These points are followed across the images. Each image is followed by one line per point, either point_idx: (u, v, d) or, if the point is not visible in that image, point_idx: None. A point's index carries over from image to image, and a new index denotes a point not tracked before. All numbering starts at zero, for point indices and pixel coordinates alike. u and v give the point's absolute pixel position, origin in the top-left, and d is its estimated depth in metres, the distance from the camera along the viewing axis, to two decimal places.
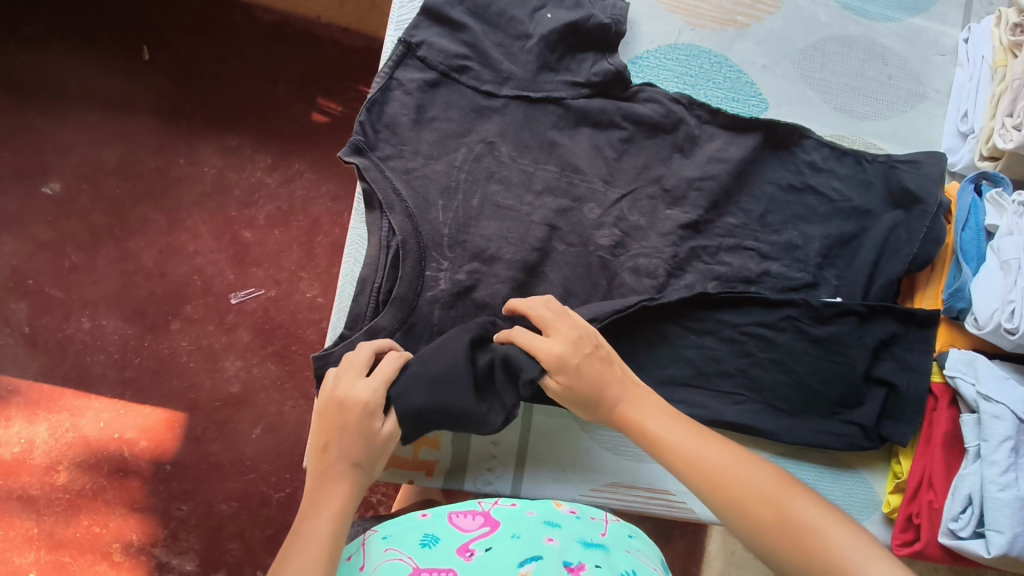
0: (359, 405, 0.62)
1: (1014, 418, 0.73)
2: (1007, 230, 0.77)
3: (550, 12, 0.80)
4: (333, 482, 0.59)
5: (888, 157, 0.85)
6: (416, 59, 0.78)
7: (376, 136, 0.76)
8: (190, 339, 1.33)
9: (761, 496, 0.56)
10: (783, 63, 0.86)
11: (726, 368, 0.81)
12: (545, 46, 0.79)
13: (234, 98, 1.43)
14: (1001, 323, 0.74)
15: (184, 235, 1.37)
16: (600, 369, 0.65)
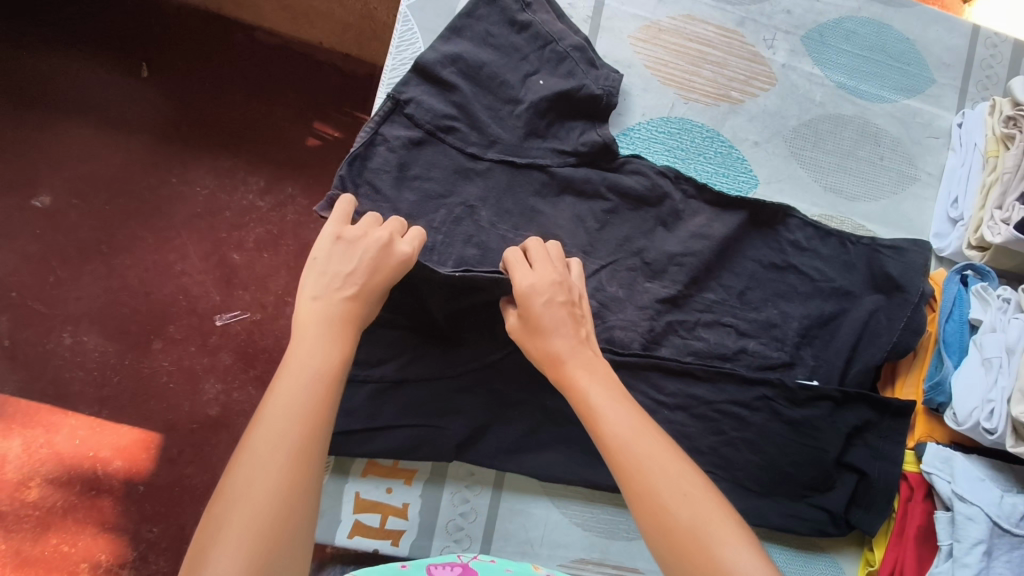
0: (383, 246, 0.63)
1: (987, 520, 0.72)
2: (990, 326, 0.77)
3: (541, 79, 0.80)
4: (308, 335, 0.57)
5: (873, 240, 0.85)
6: (403, 116, 0.77)
7: (355, 190, 0.75)
8: (171, 360, 1.31)
9: (681, 506, 0.53)
10: (775, 141, 0.86)
11: (698, 446, 0.81)
12: (534, 114, 0.78)
13: (231, 119, 1.42)
14: (980, 422, 0.74)
15: (172, 255, 1.36)
16: (565, 320, 0.65)
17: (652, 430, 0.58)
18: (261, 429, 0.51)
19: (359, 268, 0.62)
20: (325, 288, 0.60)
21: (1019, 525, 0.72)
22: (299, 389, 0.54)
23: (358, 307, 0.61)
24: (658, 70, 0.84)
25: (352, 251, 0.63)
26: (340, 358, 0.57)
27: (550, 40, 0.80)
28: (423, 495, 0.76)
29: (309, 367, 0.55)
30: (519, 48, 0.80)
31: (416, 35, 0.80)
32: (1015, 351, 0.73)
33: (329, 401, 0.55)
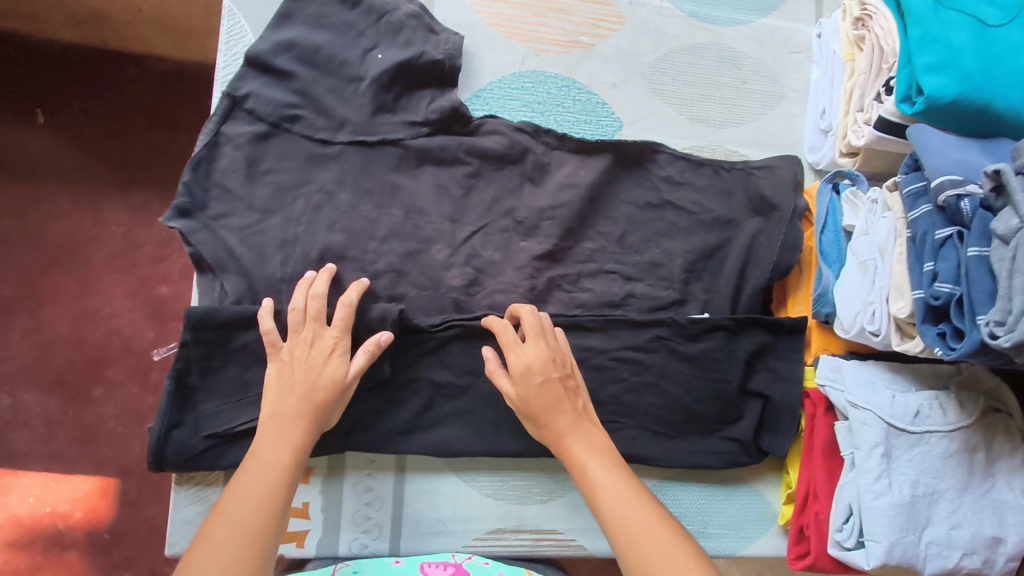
0: (309, 347, 0.68)
1: (883, 423, 0.71)
2: (862, 229, 0.76)
3: (380, 53, 0.78)
4: (267, 440, 0.64)
5: (746, 164, 0.85)
6: (244, 112, 0.75)
7: (205, 194, 0.74)
8: (116, 405, 1.25)
9: (657, 548, 0.60)
10: (633, 80, 0.85)
11: (598, 397, 0.80)
12: (378, 90, 0.77)
13: (137, 153, 1.32)
14: (864, 326, 0.74)
15: (98, 297, 1.29)
16: (562, 398, 0.69)
17: (633, 491, 0.64)
18: (235, 496, 0.59)
19: (296, 372, 0.67)
20: (278, 407, 0.65)
21: (915, 423, 0.72)
22: (260, 475, 0.61)
23: (306, 402, 0.66)
24: (503, 27, 0.82)
25: (293, 372, 0.67)
26: (290, 457, 0.63)
27: (384, 12, 0.78)
28: (322, 491, 0.74)
29: (264, 476, 0.61)
30: (355, 25, 0.78)
31: (244, 28, 0.78)
32: (886, 250, 0.73)
33: (286, 474, 0.62)
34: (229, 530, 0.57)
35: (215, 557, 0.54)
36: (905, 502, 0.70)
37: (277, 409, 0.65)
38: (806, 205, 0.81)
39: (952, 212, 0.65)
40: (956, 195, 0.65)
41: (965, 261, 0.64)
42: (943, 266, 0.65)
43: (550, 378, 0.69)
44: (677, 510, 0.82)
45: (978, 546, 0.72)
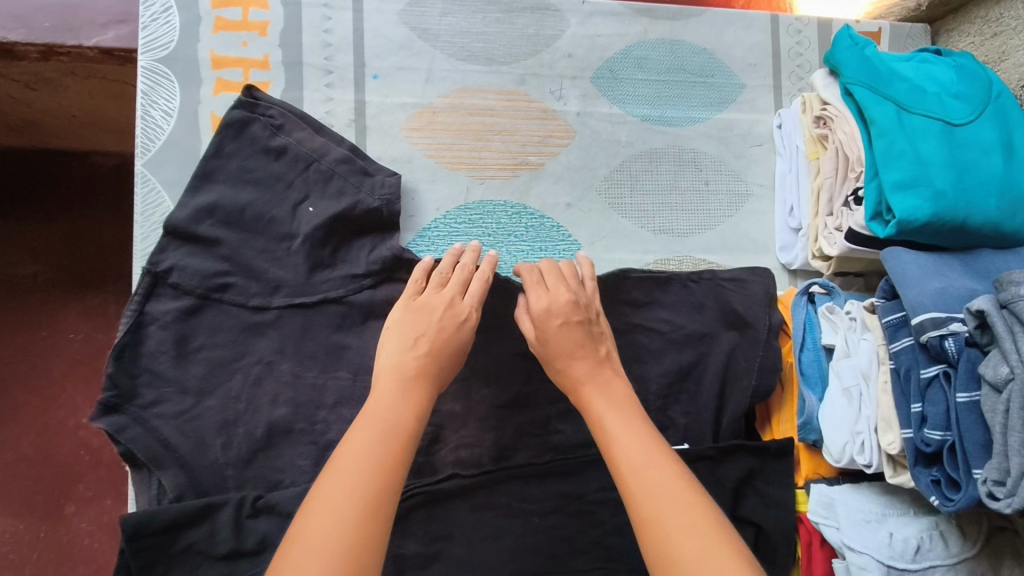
0: (447, 307, 0.65)
1: (882, 566, 0.66)
2: (843, 351, 0.71)
3: (311, 205, 0.72)
4: (387, 393, 0.58)
5: (714, 273, 0.79)
6: (169, 286, 0.70)
7: (133, 381, 0.67)
8: (91, 520, 1.10)
9: (666, 500, 0.52)
10: (588, 196, 0.79)
11: (580, 545, 0.73)
12: (312, 246, 0.72)
13: (89, 255, 1.17)
14: (855, 457, 0.69)
15: (66, 410, 1.14)
16: (584, 338, 0.65)
17: (650, 437, 0.58)
18: (349, 445, 0.53)
19: (426, 324, 0.63)
20: (394, 353, 0.61)
21: (915, 560, 0.67)
22: (371, 446, 0.53)
23: (428, 363, 0.61)
24: (442, 157, 0.76)
25: (423, 319, 0.64)
26: (412, 418, 0.57)
27: (311, 159, 0.73)
28: None
29: (382, 429, 0.55)
30: (282, 176, 0.73)
31: (161, 193, 0.72)
32: (870, 376, 0.68)
33: (405, 439, 0.55)
34: (346, 479, 0.51)
35: (331, 517, 0.48)
36: None
37: (398, 379, 0.59)
38: (780, 320, 0.77)
39: (936, 351, 0.60)
40: (939, 335, 0.60)
41: (954, 407, 0.59)
42: (932, 410, 0.61)
43: (602, 364, 0.65)
44: None
45: None
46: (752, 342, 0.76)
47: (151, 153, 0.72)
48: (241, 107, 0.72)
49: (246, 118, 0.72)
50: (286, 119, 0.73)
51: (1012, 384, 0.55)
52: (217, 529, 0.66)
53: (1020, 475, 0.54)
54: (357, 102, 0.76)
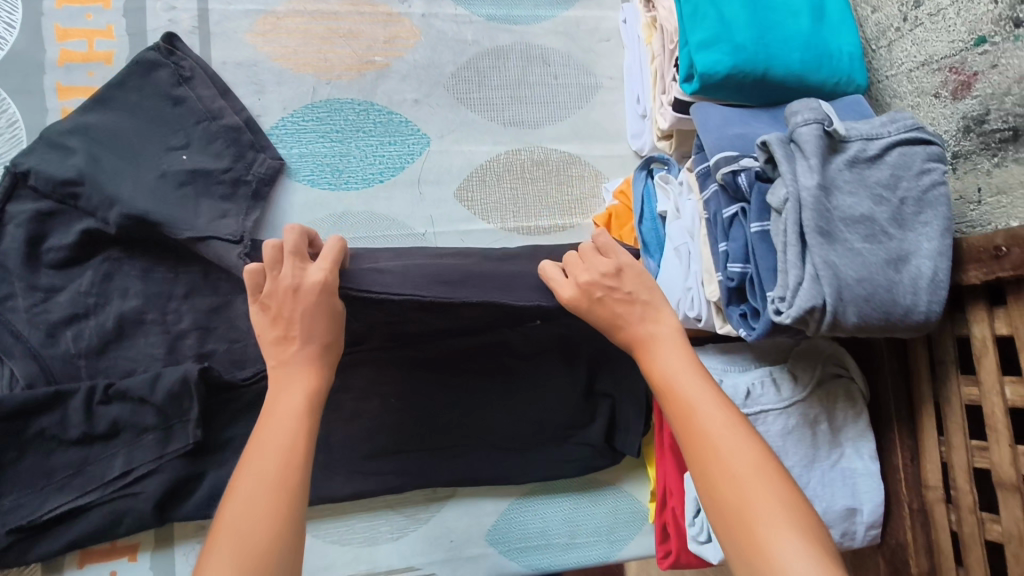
0: (297, 290, 0.57)
1: None
2: (674, 213, 0.74)
3: (185, 155, 0.73)
4: (284, 389, 0.54)
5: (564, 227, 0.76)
6: (30, 188, 0.71)
7: None
8: None
9: (721, 448, 0.50)
10: (436, 93, 0.82)
11: (437, 423, 0.77)
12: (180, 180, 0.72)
13: None
14: (687, 313, 0.71)
15: None
16: (614, 312, 0.60)
17: (709, 390, 0.53)
18: (254, 447, 0.50)
19: (287, 317, 0.56)
20: (278, 364, 0.55)
21: (747, 403, 0.70)
22: (266, 459, 0.49)
23: (308, 349, 0.56)
24: (287, 60, 0.79)
25: (284, 316, 0.56)
26: (303, 411, 0.53)
27: (206, 117, 0.74)
28: (153, 565, 0.73)
29: (282, 415, 0.52)
30: (169, 121, 0.74)
31: (6, 101, 0.73)
32: (695, 233, 0.71)
33: (307, 416, 0.53)
34: (253, 478, 0.48)
35: (250, 517, 0.45)
36: None
37: (295, 394, 0.54)
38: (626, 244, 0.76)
39: (732, 189, 0.63)
40: (731, 172, 0.62)
41: (750, 239, 0.62)
42: (733, 245, 0.63)
43: (654, 323, 0.59)
44: (541, 525, 0.80)
45: (832, 521, 0.70)
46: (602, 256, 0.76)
47: None
48: (157, 51, 0.74)
49: (157, 62, 0.74)
50: (196, 74, 0.75)
51: (788, 204, 0.58)
52: (69, 414, 0.69)
53: (796, 285, 0.57)
54: (199, 10, 0.78)
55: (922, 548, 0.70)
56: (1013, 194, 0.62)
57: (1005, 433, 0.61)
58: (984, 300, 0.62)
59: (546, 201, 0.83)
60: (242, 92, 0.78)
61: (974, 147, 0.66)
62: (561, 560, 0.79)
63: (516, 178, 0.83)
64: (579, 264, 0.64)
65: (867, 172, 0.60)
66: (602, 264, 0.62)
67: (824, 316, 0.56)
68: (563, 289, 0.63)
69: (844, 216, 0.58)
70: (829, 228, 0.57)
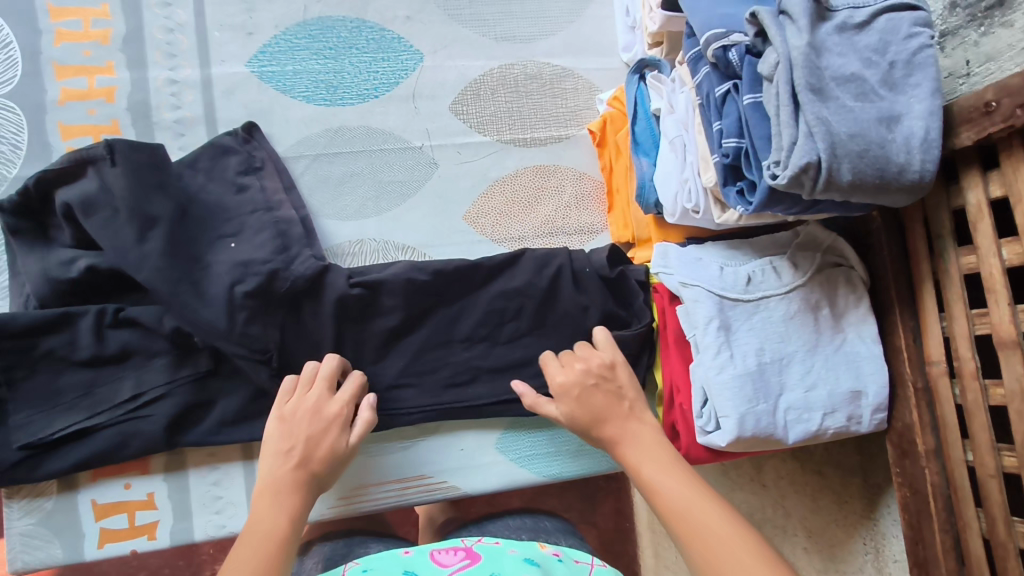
0: (312, 415, 0.64)
1: (714, 297, 0.69)
2: (667, 109, 0.74)
3: (234, 242, 0.71)
4: (274, 505, 0.57)
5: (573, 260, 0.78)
6: (94, 170, 0.69)
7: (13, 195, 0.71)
8: None
9: (708, 535, 0.53)
10: (428, 9, 0.83)
11: (447, 336, 0.77)
12: (226, 214, 0.73)
13: None
14: (685, 206, 0.72)
15: None
16: (603, 403, 0.67)
17: (689, 482, 0.58)
18: (233, 557, 0.51)
19: (296, 434, 0.62)
20: (274, 475, 0.59)
21: (748, 290, 0.71)
22: (257, 551, 0.52)
23: (303, 470, 0.60)
24: None
25: (293, 430, 0.62)
26: (286, 526, 0.55)
27: (264, 208, 0.73)
28: (166, 479, 0.72)
29: (263, 534, 0.54)
30: (227, 208, 0.73)
31: None
32: (689, 124, 0.71)
33: (289, 540, 0.54)
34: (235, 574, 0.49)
35: None
36: (751, 371, 0.69)
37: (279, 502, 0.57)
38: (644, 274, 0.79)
39: (724, 65, 0.64)
40: (721, 47, 0.63)
41: (743, 111, 0.62)
42: (727, 122, 0.64)
43: (633, 421, 0.66)
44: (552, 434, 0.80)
45: (837, 404, 0.70)
46: (627, 282, 0.78)
47: None
48: (233, 137, 0.75)
49: (229, 148, 0.75)
50: (267, 166, 0.75)
51: (779, 67, 0.58)
52: (77, 335, 0.69)
53: (791, 145, 0.57)
54: None
55: (928, 427, 0.69)
56: (1001, 59, 0.63)
57: (1004, 294, 0.59)
58: (976, 162, 0.61)
59: (540, 115, 0.84)
60: (233, 10, 0.78)
61: (960, 21, 0.67)
62: (568, 467, 0.80)
63: (510, 91, 0.84)
64: (569, 357, 0.72)
65: (855, 38, 0.61)
66: (589, 356, 0.71)
67: (820, 173, 0.57)
68: (551, 365, 0.71)
69: (835, 76, 0.58)
70: (821, 85, 0.57)
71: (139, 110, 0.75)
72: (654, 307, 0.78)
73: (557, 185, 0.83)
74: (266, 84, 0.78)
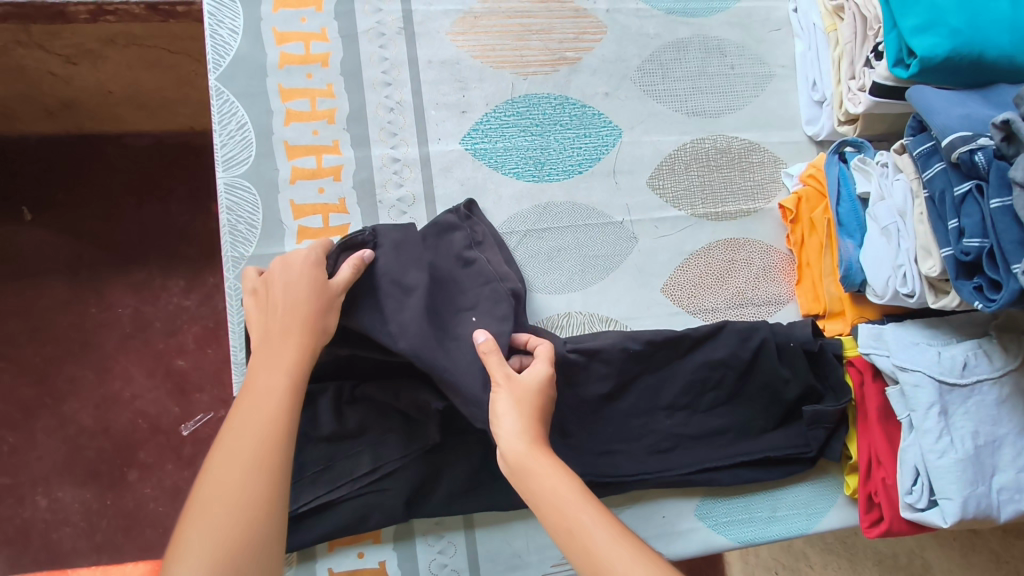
0: (301, 264, 0.64)
1: (934, 381, 0.72)
2: (877, 195, 0.77)
3: (475, 317, 0.71)
4: (265, 370, 0.57)
5: (774, 333, 0.80)
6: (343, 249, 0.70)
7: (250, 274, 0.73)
8: (153, 485, 1.27)
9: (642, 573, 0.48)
10: (625, 85, 0.86)
11: (651, 406, 0.80)
12: (456, 290, 0.73)
13: (135, 235, 1.34)
14: (898, 289, 0.74)
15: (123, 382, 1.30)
16: (534, 399, 0.61)
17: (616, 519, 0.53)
18: (228, 449, 0.52)
19: (278, 299, 0.62)
20: (282, 327, 0.60)
21: (964, 374, 0.73)
22: (248, 436, 0.52)
23: (287, 326, 0.60)
24: (487, 58, 0.82)
25: (286, 286, 0.63)
26: (281, 420, 0.54)
27: (494, 279, 0.73)
28: (395, 547, 0.74)
29: (259, 418, 0.54)
30: (459, 283, 0.73)
31: (234, 104, 0.76)
32: (906, 212, 0.73)
33: (281, 438, 0.53)
34: (229, 473, 0.50)
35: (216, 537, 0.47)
36: (969, 455, 0.71)
37: (274, 372, 0.57)
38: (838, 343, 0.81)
39: (968, 167, 0.65)
40: (968, 150, 0.64)
41: (988, 214, 0.63)
42: (967, 222, 0.65)
43: (540, 446, 0.58)
44: (744, 499, 0.83)
45: None
46: (825, 355, 0.81)
47: (223, 68, 0.76)
48: (456, 214, 0.76)
49: (451, 226, 0.75)
50: (489, 239, 0.76)
51: None
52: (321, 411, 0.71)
53: None
54: (404, 11, 0.81)
55: None
56: None
57: None
58: None
59: (729, 189, 0.87)
60: (447, 89, 0.81)
61: None
62: (763, 532, 0.82)
63: (702, 165, 0.86)
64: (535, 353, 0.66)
65: None
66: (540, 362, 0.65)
67: None
68: (490, 353, 0.64)
69: None
70: None
71: (364, 188, 0.78)
72: (850, 379, 0.80)
73: (746, 257, 0.86)
74: (480, 161, 0.80)
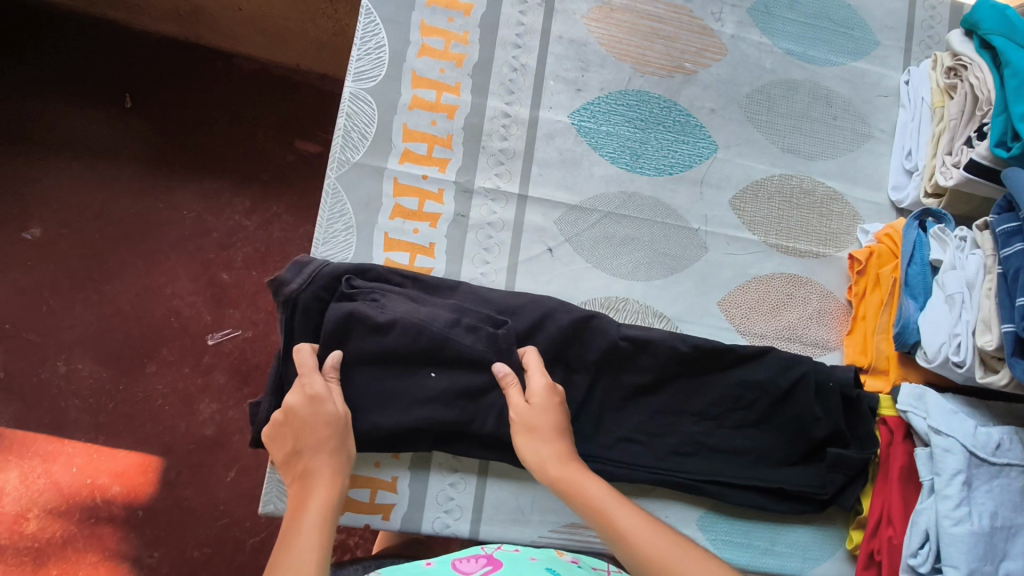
0: (309, 402, 0.66)
1: (964, 450, 0.74)
2: (949, 264, 0.79)
3: (434, 374, 0.72)
4: (309, 498, 0.62)
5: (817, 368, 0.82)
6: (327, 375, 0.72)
7: (351, 178, 0.79)
8: (166, 383, 1.21)
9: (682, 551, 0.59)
10: (731, 107, 0.90)
11: (684, 407, 0.82)
12: (410, 341, 0.71)
13: (217, 142, 1.34)
14: (949, 356, 0.75)
15: (167, 279, 1.26)
16: (554, 420, 0.70)
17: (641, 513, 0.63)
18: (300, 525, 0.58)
19: (302, 434, 0.66)
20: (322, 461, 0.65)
21: (996, 455, 0.75)
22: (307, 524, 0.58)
23: (325, 446, 0.65)
24: (612, 48, 0.87)
25: (308, 426, 0.66)
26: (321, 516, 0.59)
27: (423, 329, 0.71)
28: (411, 467, 0.77)
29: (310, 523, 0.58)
30: (396, 351, 0.71)
31: (379, 26, 0.82)
32: (975, 284, 0.75)
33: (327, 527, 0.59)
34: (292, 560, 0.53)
35: None
36: (985, 531, 0.72)
37: (317, 509, 0.60)
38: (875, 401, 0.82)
39: None
40: None
41: None
42: None
43: (569, 459, 0.68)
44: (746, 523, 0.84)
45: None
46: (861, 405, 0.82)
47: None
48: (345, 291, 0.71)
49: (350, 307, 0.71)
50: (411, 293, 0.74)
51: None
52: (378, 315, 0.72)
53: None
54: None
55: None
56: None
57: None
58: None
59: (805, 228, 0.90)
60: (570, 66, 0.86)
61: None
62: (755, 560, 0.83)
63: (784, 200, 0.90)
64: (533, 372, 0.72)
65: None
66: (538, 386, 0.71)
67: None
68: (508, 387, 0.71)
69: None
70: None
71: (472, 132, 0.83)
72: (878, 436, 0.82)
73: (805, 296, 0.89)
74: (582, 138, 0.85)
